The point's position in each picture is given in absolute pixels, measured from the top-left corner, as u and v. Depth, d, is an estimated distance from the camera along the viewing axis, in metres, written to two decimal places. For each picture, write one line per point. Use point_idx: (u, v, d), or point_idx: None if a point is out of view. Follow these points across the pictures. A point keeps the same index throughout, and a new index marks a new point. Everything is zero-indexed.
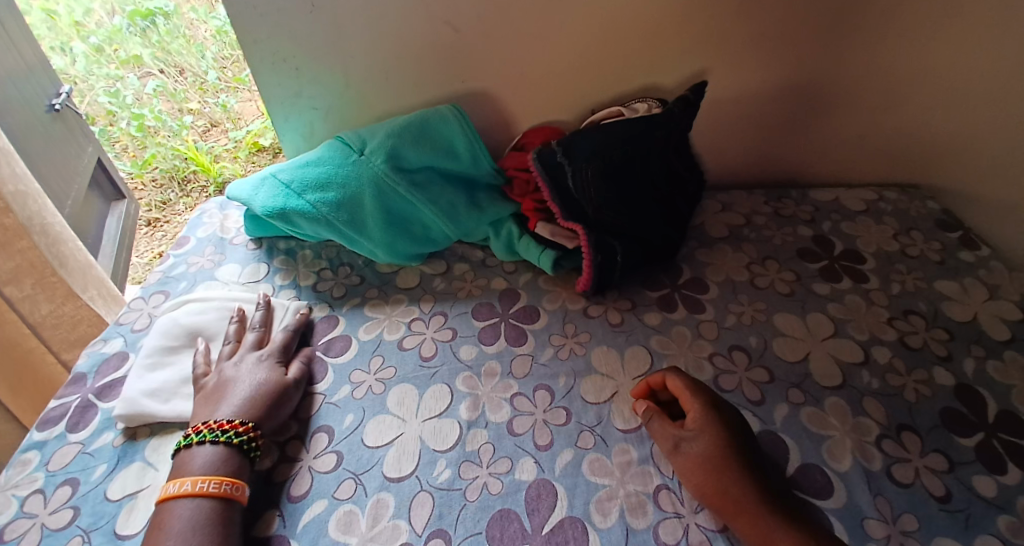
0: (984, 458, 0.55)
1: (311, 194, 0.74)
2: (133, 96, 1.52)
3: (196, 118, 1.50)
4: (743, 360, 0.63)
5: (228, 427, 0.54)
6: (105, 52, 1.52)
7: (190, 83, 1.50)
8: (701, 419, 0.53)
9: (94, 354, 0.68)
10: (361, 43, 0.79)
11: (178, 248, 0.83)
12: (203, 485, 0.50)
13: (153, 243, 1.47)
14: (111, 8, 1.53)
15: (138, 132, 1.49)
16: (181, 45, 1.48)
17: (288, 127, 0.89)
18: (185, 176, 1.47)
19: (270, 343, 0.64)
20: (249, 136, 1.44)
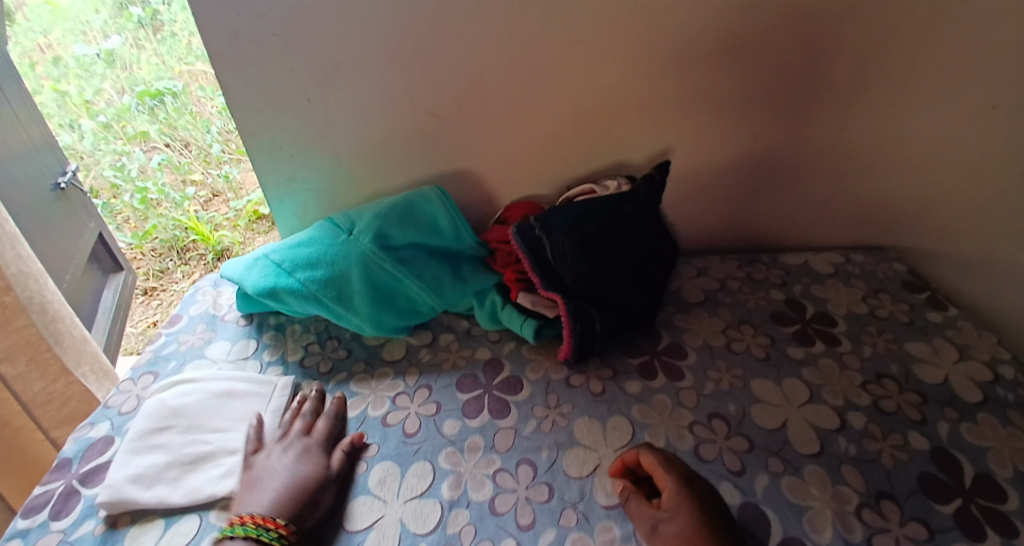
0: (964, 525, 0.55)
1: (300, 272, 0.76)
2: (138, 170, 1.59)
3: (198, 189, 1.58)
4: (722, 428, 0.64)
5: (271, 525, 0.54)
6: (114, 129, 1.61)
7: (195, 155, 1.60)
8: (676, 496, 0.54)
9: (81, 439, 0.69)
10: (352, 131, 0.85)
11: (169, 327, 0.85)
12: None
13: (148, 311, 1.50)
14: (120, 86, 1.62)
15: (140, 204, 1.56)
16: (188, 120, 1.58)
17: (282, 207, 0.94)
18: (183, 246, 1.52)
19: (314, 431, 0.66)
20: (250, 205, 1.52)
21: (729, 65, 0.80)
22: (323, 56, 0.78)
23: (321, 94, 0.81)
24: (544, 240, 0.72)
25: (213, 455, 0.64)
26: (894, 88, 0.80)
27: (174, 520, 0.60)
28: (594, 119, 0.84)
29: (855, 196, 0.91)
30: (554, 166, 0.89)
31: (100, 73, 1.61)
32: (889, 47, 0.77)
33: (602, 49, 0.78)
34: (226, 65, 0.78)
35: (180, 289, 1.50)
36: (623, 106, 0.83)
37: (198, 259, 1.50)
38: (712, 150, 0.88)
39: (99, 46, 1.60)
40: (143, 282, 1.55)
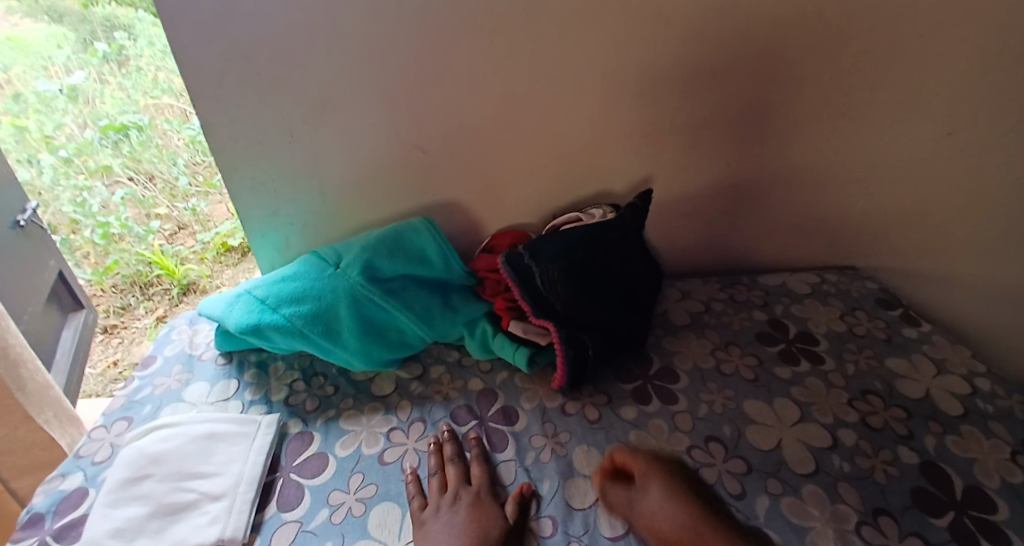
0: (959, 538, 0.56)
1: (286, 307, 0.75)
2: (100, 205, 1.54)
3: (163, 222, 1.56)
4: (720, 451, 0.64)
5: None
6: (75, 164, 1.56)
7: (160, 189, 1.58)
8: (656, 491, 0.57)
9: (51, 492, 0.65)
10: (337, 164, 0.85)
11: (144, 368, 0.82)
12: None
13: (109, 350, 1.45)
14: (83, 121, 1.57)
15: (101, 239, 1.52)
16: (154, 154, 1.57)
17: (265, 242, 0.92)
18: (148, 280, 1.49)
19: (452, 483, 0.62)
20: (218, 237, 1.51)
21: (705, 98, 0.83)
22: (309, 92, 0.78)
23: (307, 131, 0.81)
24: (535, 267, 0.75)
25: (198, 503, 0.61)
26: (858, 118, 0.84)
27: None
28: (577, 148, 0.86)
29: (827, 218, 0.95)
30: (539, 194, 0.90)
31: (61, 107, 1.55)
32: (853, 81, 0.81)
33: (584, 83, 0.80)
34: (210, 104, 0.78)
35: (142, 327, 1.46)
36: (605, 135, 0.85)
37: (163, 294, 1.48)
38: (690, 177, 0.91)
39: (62, 81, 1.53)
40: (102, 319, 1.48)
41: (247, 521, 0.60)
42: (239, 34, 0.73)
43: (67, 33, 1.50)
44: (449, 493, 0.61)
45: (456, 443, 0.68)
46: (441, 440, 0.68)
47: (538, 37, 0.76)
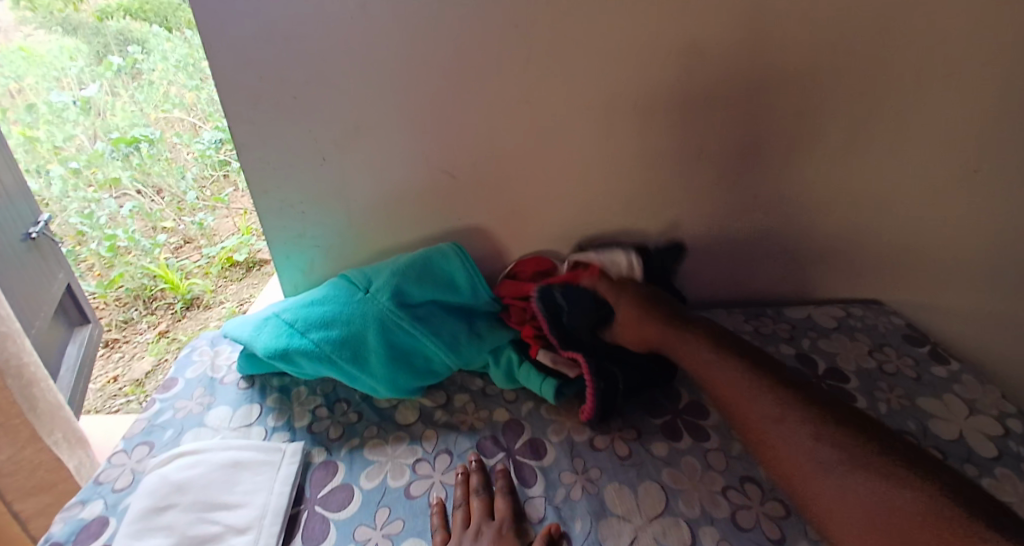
0: None
1: (314, 332, 0.74)
2: (108, 218, 1.52)
3: (169, 236, 1.55)
4: (755, 492, 0.63)
5: None
6: (84, 175, 1.54)
7: (167, 202, 1.58)
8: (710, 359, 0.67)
9: (70, 520, 0.64)
10: (366, 189, 0.85)
11: (165, 392, 0.81)
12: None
13: (109, 366, 1.42)
14: (93, 133, 1.56)
15: (108, 252, 1.50)
16: (162, 167, 1.57)
17: (289, 264, 0.92)
18: (152, 294, 1.48)
19: (476, 516, 0.61)
20: (223, 251, 1.52)
21: None
22: (342, 118, 0.78)
23: (338, 155, 0.82)
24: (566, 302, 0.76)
25: (222, 535, 0.60)
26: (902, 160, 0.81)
27: None
28: (609, 183, 0.84)
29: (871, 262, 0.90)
30: (568, 225, 0.89)
31: (72, 119, 1.54)
32: None
33: None
34: (244, 125, 0.79)
35: (144, 341, 1.44)
36: (638, 171, 0.83)
37: (166, 308, 1.47)
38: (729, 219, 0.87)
39: (76, 92, 1.54)
40: (105, 333, 1.47)
41: None
42: (275, 57, 0.73)
43: (79, 45, 1.55)
44: (473, 527, 0.60)
45: (482, 473, 0.66)
46: (466, 471, 0.67)
47: (574, 72, 0.75)
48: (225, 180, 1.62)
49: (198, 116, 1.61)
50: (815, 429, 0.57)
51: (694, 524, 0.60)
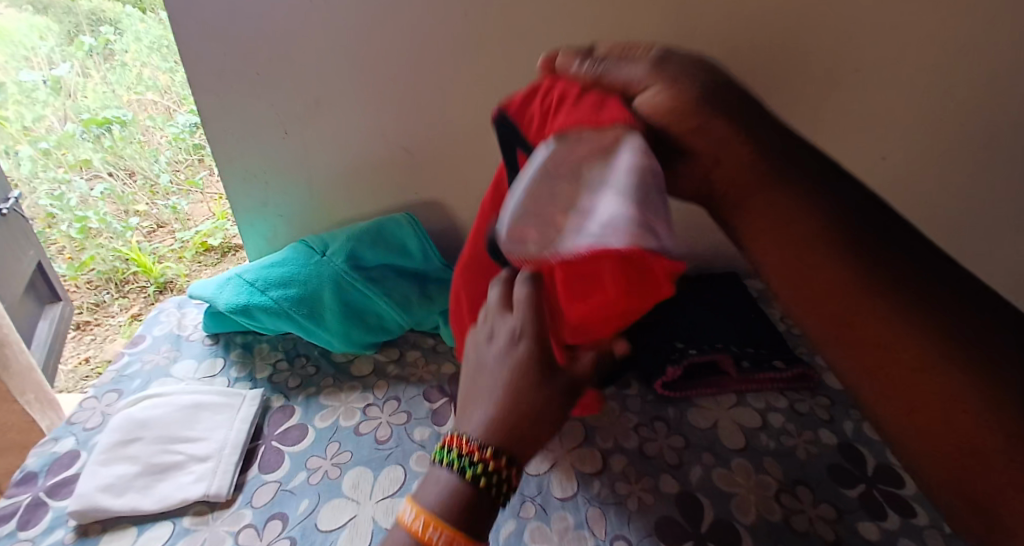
0: (868, 507, 0.62)
1: (274, 291, 0.81)
2: (78, 200, 1.57)
3: (142, 219, 1.58)
4: (662, 429, 0.71)
5: (474, 455, 0.47)
6: (54, 156, 1.57)
7: (140, 186, 1.59)
8: (804, 208, 0.46)
9: (44, 454, 0.70)
10: (326, 161, 0.91)
11: (133, 346, 0.87)
12: (429, 532, 0.45)
13: (80, 347, 1.47)
14: (64, 114, 1.59)
15: (79, 233, 1.54)
16: (134, 149, 1.58)
17: (254, 230, 0.99)
18: (124, 278, 1.51)
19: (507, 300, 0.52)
20: (198, 236, 1.52)
21: None
22: (303, 93, 0.85)
23: (299, 127, 0.88)
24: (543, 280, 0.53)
25: (185, 464, 0.66)
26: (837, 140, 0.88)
27: (147, 527, 0.62)
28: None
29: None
30: None
31: (42, 99, 1.57)
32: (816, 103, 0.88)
33: None
34: (209, 96, 0.85)
35: (117, 325, 1.48)
36: None
37: (139, 292, 1.51)
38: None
39: (47, 72, 1.55)
40: (76, 315, 1.52)
41: (230, 481, 0.65)
42: (239, 33, 0.79)
43: (49, 25, 1.56)
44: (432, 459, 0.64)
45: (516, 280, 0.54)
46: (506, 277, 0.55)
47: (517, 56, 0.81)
48: (200, 164, 1.63)
49: (173, 100, 1.61)
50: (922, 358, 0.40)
51: (607, 453, 0.68)
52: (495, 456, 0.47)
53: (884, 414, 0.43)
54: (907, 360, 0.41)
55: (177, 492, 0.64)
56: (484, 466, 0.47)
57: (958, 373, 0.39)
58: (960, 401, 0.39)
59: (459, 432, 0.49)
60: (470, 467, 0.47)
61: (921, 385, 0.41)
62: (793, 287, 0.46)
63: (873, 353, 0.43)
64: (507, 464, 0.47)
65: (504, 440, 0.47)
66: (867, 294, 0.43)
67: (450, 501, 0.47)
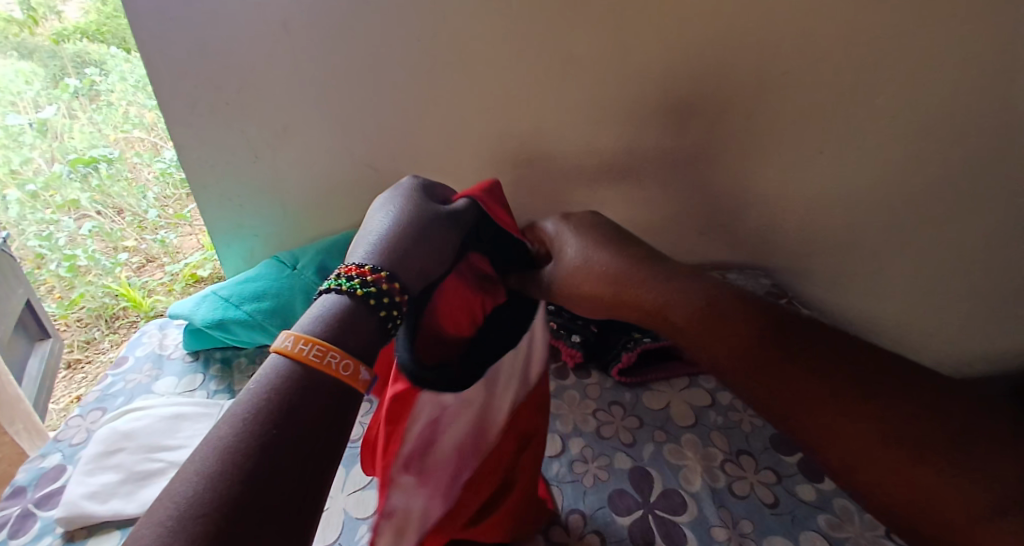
0: (805, 470, 0.67)
1: (247, 304, 0.85)
2: (66, 239, 1.60)
3: (131, 254, 1.60)
4: (618, 412, 0.76)
5: (358, 273, 0.44)
6: (41, 198, 1.59)
7: (128, 222, 1.61)
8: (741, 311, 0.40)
9: (33, 469, 0.74)
10: (294, 182, 0.96)
11: (116, 367, 0.91)
12: (306, 348, 0.38)
13: (72, 386, 1.51)
14: (51, 156, 1.60)
15: (69, 272, 1.58)
16: (122, 187, 1.59)
17: (230, 251, 1.04)
18: (114, 313, 1.55)
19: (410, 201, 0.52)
20: (187, 268, 1.55)
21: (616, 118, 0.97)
22: (271, 119, 0.89)
23: (269, 152, 0.93)
24: (487, 198, 0.59)
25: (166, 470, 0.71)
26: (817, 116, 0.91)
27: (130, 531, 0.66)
28: (504, 158, 0.90)
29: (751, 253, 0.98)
30: None
31: (29, 142, 1.59)
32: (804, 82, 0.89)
33: None
34: (180, 127, 0.90)
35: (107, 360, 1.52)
36: (541, 163, 0.90)
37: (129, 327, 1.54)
38: (613, 199, 0.92)
39: (33, 115, 1.58)
40: (67, 354, 1.56)
41: None
42: (207, 68, 0.85)
43: (35, 70, 1.57)
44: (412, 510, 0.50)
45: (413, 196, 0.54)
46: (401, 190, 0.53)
47: None
48: (188, 198, 1.62)
49: (158, 136, 1.60)
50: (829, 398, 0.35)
51: (566, 437, 0.72)
52: (391, 280, 0.44)
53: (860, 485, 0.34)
54: (852, 431, 0.34)
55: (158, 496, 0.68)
56: (378, 286, 0.43)
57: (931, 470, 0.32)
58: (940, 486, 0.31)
59: (347, 263, 0.46)
60: (361, 286, 0.43)
61: (865, 453, 0.33)
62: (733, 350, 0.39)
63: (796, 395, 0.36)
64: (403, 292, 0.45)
65: (394, 266, 0.46)
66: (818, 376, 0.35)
67: (328, 323, 0.40)
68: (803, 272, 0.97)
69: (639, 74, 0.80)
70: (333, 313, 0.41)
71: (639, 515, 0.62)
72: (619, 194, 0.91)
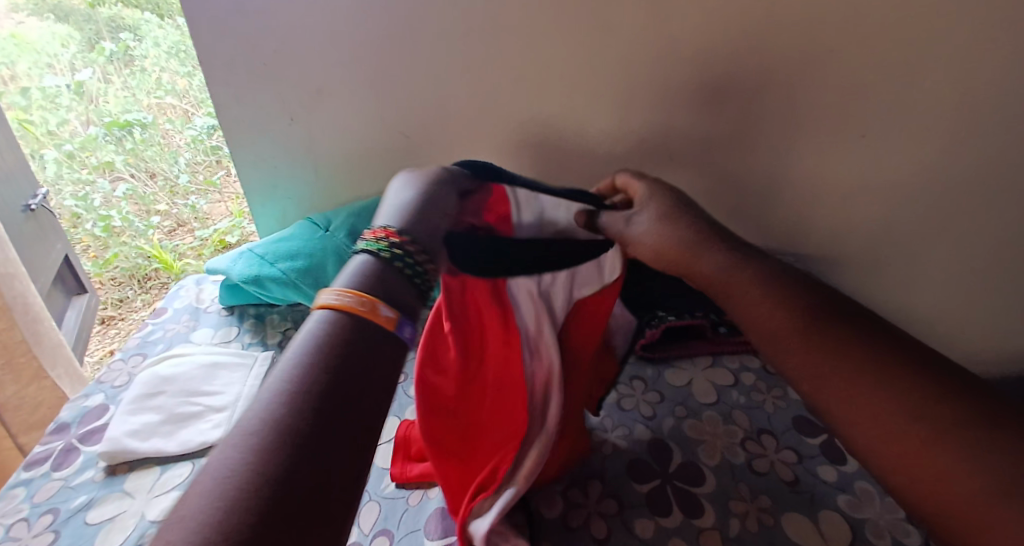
0: (828, 452, 0.67)
1: (282, 262, 0.87)
2: (101, 199, 1.65)
3: (163, 218, 1.63)
4: (640, 386, 0.77)
5: (381, 237, 0.46)
6: (78, 158, 1.64)
7: (161, 187, 1.63)
8: (774, 303, 0.48)
9: (77, 407, 0.78)
10: (329, 145, 0.97)
11: (155, 317, 0.94)
12: (349, 301, 0.41)
13: (106, 340, 1.57)
14: (86, 118, 1.64)
15: (104, 232, 1.63)
16: (155, 151, 1.62)
17: (265, 212, 1.06)
18: (146, 274, 1.61)
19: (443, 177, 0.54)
20: (216, 235, 1.56)
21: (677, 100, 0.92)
22: (308, 82, 0.90)
23: (305, 114, 0.94)
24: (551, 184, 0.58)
25: (204, 414, 0.74)
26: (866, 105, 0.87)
27: (169, 467, 0.69)
28: (537, 131, 0.90)
29: (776, 240, 0.95)
30: None
31: (66, 104, 1.62)
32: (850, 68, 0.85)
33: None
34: (221, 86, 0.92)
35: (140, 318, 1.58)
36: (574, 138, 0.90)
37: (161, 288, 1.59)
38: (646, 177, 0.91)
39: (70, 78, 1.60)
40: (101, 310, 1.63)
41: None
42: (248, 27, 0.86)
43: (71, 33, 1.60)
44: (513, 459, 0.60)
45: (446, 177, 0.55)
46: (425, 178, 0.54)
47: None
48: (218, 165, 1.63)
49: (191, 103, 1.60)
50: (870, 379, 0.43)
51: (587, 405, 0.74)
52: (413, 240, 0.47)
53: (875, 464, 0.42)
54: (866, 411, 0.42)
55: (194, 437, 0.71)
56: (401, 248, 0.46)
57: (948, 454, 0.39)
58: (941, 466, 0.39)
59: (373, 227, 0.48)
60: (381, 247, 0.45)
61: (882, 435, 0.42)
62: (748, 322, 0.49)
63: (849, 374, 0.44)
64: (419, 254, 0.46)
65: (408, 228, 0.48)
66: (839, 367, 0.44)
67: (358, 278, 0.43)
68: (835, 261, 0.95)
69: (678, 46, 0.79)
70: (361, 272, 0.44)
71: (656, 483, 0.64)
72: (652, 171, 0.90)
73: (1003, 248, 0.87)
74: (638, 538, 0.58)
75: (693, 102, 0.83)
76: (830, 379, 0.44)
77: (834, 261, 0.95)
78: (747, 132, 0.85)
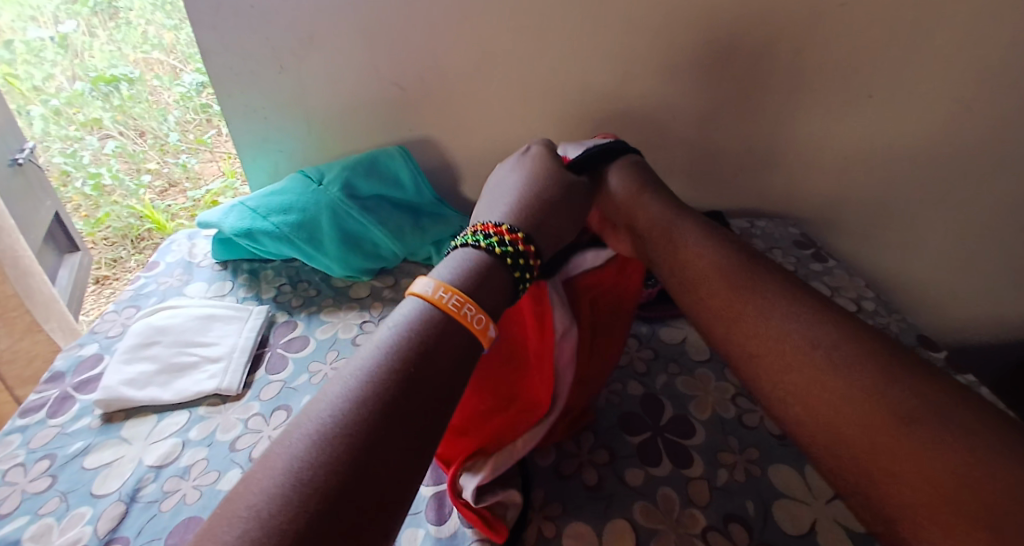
0: None
1: (274, 217, 0.86)
2: (91, 157, 1.61)
3: (154, 177, 1.60)
4: (634, 343, 0.77)
5: (498, 237, 0.57)
6: (65, 114, 1.58)
7: (150, 144, 1.61)
8: (780, 323, 0.50)
9: (71, 357, 0.78)
10: (321, 96, 0.94)
11: (148, 270, 0.94)
12: (448, 300, 0.49)
13: (100, 301, 1.55)
14: (72, 73, 1.57)
15: (94, 191, 1.59)
16: (143, 109, 1.58)
17: (256, 165, 1.04)
18: (139, 233, 1.58)
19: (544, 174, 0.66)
20: (209, 195, 1.55)
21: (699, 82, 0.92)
22: (298, 29, 0.87)
23: (295, 63, 0.91)
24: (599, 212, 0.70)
25: (199, 364, 0.74)
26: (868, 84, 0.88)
27: (166, 415, 0.70)
28: (535, 85, 0.88)
29: (774, 201, 0.94)
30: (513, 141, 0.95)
31: (51, 58, 1.54)
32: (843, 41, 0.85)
33: None
34: (208, 31, 0.88)
35: None
36: (572, 93, 0.88)
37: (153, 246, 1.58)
38: (645, 134, 0.90)
39: (54, 30, 1.52)
40: (96, 271, 1.61)
41: (240, 379, 0.73)
42: None
43: None
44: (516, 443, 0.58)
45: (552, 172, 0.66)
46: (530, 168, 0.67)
47: None
48: (208, 124, 1.62)
49: (179, 59, 1.57)
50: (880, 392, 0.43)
51: None
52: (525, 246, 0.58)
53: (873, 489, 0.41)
54: (849, 410, 0.43)
55: (188, 387, 0.71)
56: (512, 251, 0.56)
57: (938, 445, 0.40)
58: (929, 464, 0.39)
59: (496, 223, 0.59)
60: (501, 245, 0.56)
61: (866, 438, 0.42)
62: (724, 323, 0.53)
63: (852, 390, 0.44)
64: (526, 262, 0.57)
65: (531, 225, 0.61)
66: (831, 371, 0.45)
67: (461, 278, 0.52)
68: (832, 224, 0.95)
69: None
70: (470, 265, 0.54)
71: (647, 436, 0.65)
72: (651, 128, 0.89)
73: (1000, 212, 0.86)
74: (628, 485, 0.59)
75: (693, 55, 0.81)
76: (830, 388, 0.45)
77: (831, 225, 0.95)
78: (748, 89, 0.83)
